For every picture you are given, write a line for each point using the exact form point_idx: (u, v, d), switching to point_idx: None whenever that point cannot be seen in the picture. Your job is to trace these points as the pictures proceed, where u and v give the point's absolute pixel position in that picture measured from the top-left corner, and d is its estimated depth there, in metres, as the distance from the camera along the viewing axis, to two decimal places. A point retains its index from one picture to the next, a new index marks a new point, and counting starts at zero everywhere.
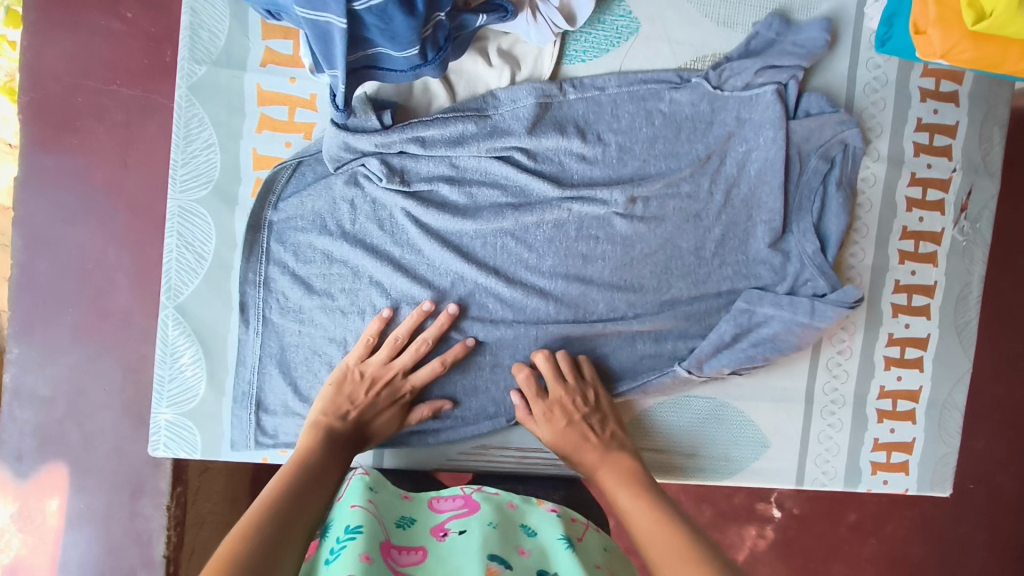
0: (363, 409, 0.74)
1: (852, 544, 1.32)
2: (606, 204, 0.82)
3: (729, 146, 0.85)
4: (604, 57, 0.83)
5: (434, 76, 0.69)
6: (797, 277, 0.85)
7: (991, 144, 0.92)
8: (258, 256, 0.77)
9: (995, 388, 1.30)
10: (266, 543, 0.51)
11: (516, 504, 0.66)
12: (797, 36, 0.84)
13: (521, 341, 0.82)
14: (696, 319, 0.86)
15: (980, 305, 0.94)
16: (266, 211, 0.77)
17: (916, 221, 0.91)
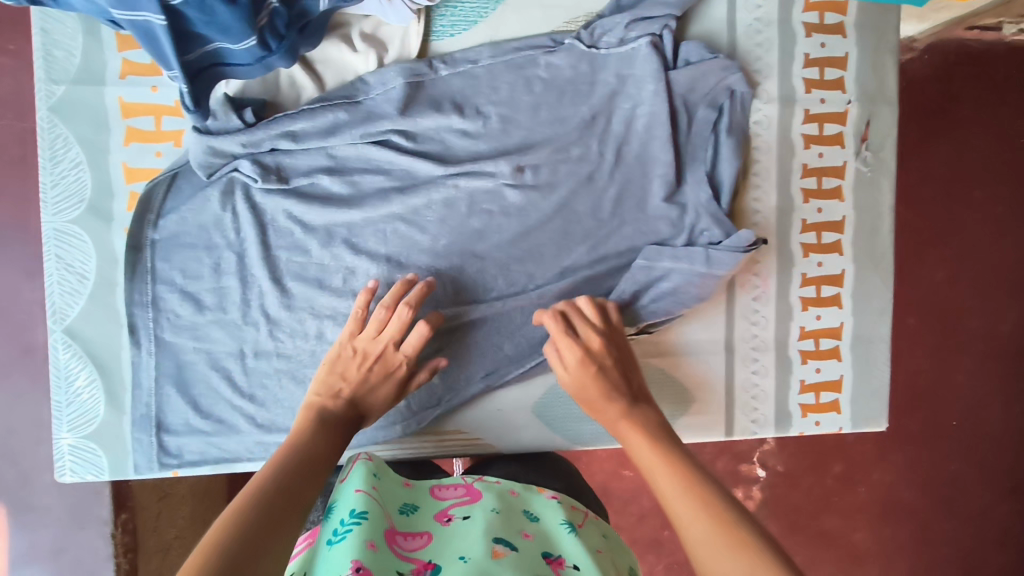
0: (357, 384, 0.72)
1: (841, 494, 1.36)
2: (494, 177, 0.81)
3: (614, 105, 0.83)
4: (473, 30, 0.81)
5: (285, 65, 0.68)
6: (694, 228, 0.85)
7: (885, 73, 0.91)
8: (143, 276, 0.76)
9: (963, 327, 1.37)
10: (263, 515, 0.50)
11: (518, 491, 0.67)
12: None
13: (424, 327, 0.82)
14: (595, 284, 0.84)
15: (894, 235, 0.93)
16: (147, 230, 0.76)
17: (817, 158, 0.90)
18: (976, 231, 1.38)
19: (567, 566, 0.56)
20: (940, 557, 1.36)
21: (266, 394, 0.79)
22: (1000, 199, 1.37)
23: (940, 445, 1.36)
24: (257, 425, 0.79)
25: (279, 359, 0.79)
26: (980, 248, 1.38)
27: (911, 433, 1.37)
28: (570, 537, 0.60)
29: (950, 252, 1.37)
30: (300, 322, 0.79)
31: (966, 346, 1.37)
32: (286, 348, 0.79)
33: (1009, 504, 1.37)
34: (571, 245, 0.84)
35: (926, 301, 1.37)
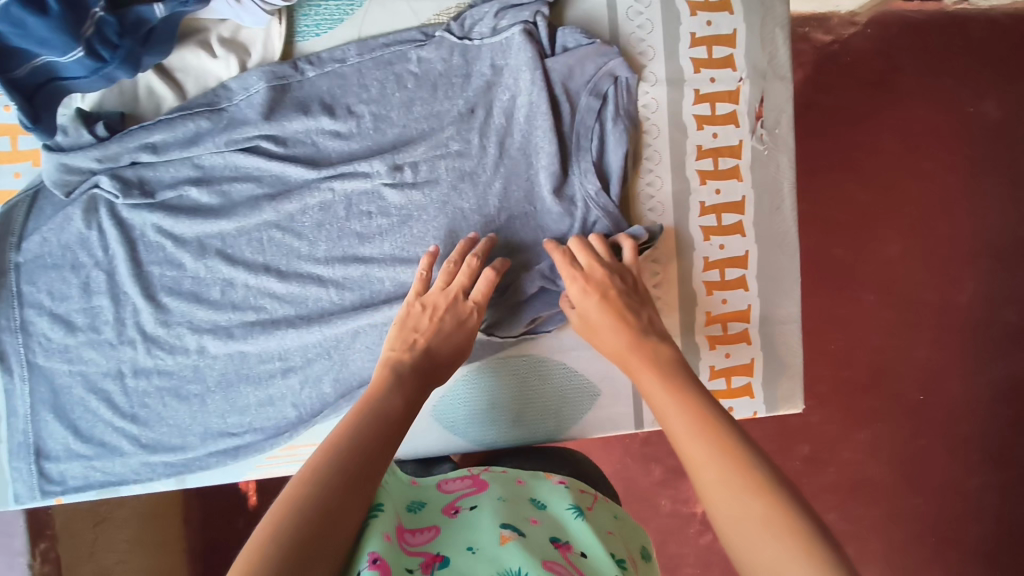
0: (431, 334, 0.74)
1: (809, 476, 1.32)
2: (370, 177, 0.80)
3: (492, 96, 0.82)
4: (340, 28, 0.80)
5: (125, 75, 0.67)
6: (584, 219, 0.83)
7: (776, 48, 0.89)
8: (10, 301, 0.77)
9: (924, 297, 1.35)
10: (330, 509, 0.51)
11: (525, 481, 0.73)
12: None
13: (310, 336, 0.80)
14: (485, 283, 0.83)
15: (796, 213, 0.91)
16: (10, 254, 0.76)
17: (711, 138, 0.88)
18: (926, 202, 1.35)
19: (576, 552, 0.60)
20: (919, 534, 1.32)
21: (149, 413, 0.80)
22: (952, 169, 1.35)
23: (910, 420, 1.33)
24: (140, 445, 0.80)
25: (160, 376, 0.80)
26: (932, 219, 1.36)
27: (881, 409, 1.33)
28: (581, 523, 0.65)
29: (904, 226, 1.35)
30: (179, 336, 0.79)
31: (928, 319, 1.34)
32: (166, 365, 0.80)
33: (988, 476, 1.32)
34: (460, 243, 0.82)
35: (882, 278, 1.35)
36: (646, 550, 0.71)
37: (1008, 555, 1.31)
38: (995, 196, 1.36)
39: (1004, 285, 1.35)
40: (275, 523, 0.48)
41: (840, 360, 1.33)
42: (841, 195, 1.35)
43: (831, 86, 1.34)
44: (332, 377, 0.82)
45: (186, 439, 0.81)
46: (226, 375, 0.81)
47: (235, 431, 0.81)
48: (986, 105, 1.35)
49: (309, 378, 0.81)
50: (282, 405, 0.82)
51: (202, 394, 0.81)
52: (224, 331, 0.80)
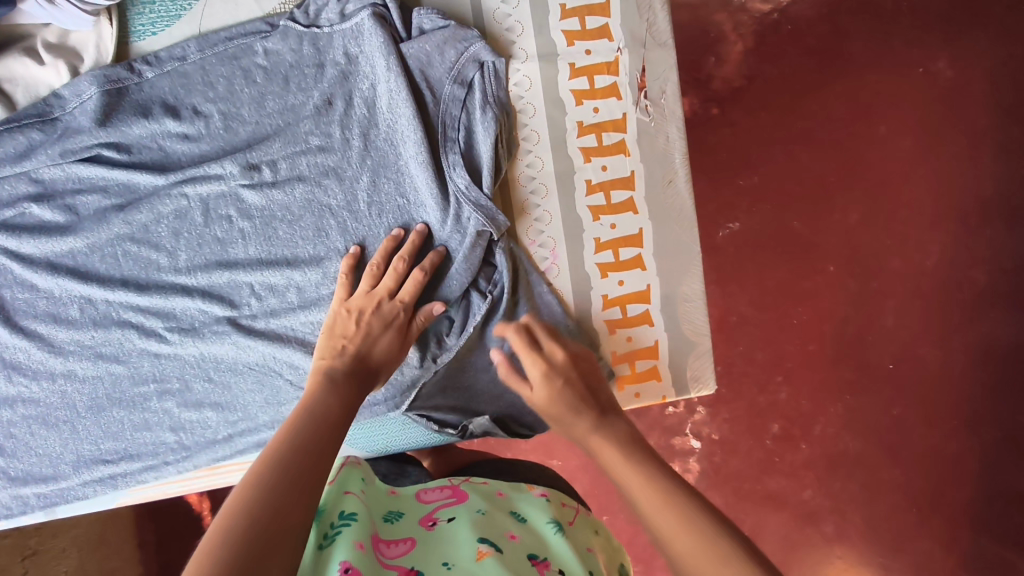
0: (361, 338, 0.70)
1: (783, 454, 1.29)
2: (223, 179, 0.75)
3: (350, 85, 0.77)
4: (178, 24, 0.76)
5: None
6: (456, 215, 0.78)
7: (654, 13, 0.84)
8: None
9: (891, 263, 1.29)
10: (276, 505, 0.47)
11: (505, 492, 0.66)
12: None
13: (183, 353, 0.76)
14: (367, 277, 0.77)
15: (692, 185, 0.86)
16: None
17: (592, 113, 0.84)
18: (883, 167, 1.29)
19: (554, 570, 0.54)
20: (899, 505, 1.27)
21: (16, 444, 0.77)
22: (909, 129, 1.28)
23: (879, 390, 1.28)
24: (9, 478, 0.78)
25: (26, 405, 0.77)
26: (892, 184, 1.28)
27: (849, 380, 1.28)
28: (563, 539, 0.58)
29: (863, 193, 1.29)
30: (40, 361, 0.76)
31: (894, 286, 1.28)
32: (30, 393, 0.76)
33: (971, 440, 1.26)
34: (331, 241, 0.77)
35: (841, 247, 1.29)
36: (624, 567, 0.66)
37: (997, 520, 1.25)
38: (957, 154, 1.28)
39: (974, 246, 1.27)
40: (222, 531, 0.44)
41: (799, 335, 1.29)
42: (793, 165, 1.30)
43: (774, 54, 1.29)
44: (213, 400, 0.77)
45: (57, 468, 0.78)
46: (96, 400, 0.77)
47: (111, 457, 0.78)
48: (939, 64, 1.27)
49: (182, 400, 0.77)
50: (159, 430, 0.77)
51: (71, 420, 0.77)
52: (92, 351, 0.76)
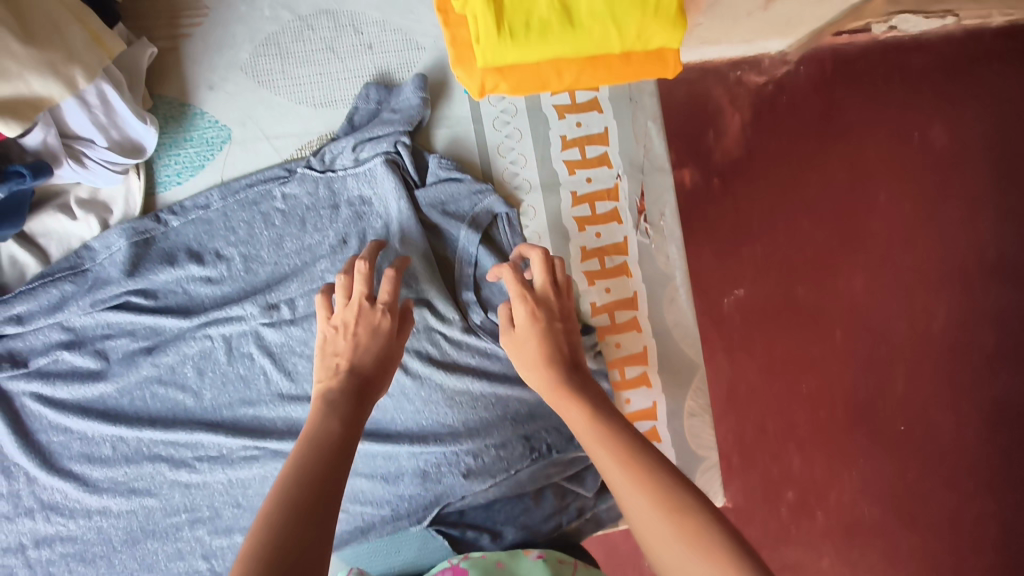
0: (352, 353, 0.67)
1: None
2: (243, 320, 0.78)
3: (365, 224, 0.81)
4: (201, 174, 0.80)
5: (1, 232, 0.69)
6: (481, 350, 0.84)
7: (650, 141, 0.90)
8: None
9: None
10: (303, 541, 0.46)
11: (504, 561, 0.69)
12: (396, 101, 0.81)
13: (215, 486, 0.78)
14: (400, 403, 0.83)
15: (692, 303, 0.90)
16: None
17: (594, 238, 0.88)
18: None
19: None
20: None
21: None
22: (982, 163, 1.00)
23: None
24: None
25: (64, 543, 0.77)
26: None
27: None
28: None
29: None
30: (78, 499, 0.77)
31: None
32: (68, 531, 0.77)
33: None
34: None
35: None
36: None
37: None
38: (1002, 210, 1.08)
39: None
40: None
41: None
42: None
43: None
44: (241, 525, 0.78)
45: None
46: (131, 532, 0.77)
47: None
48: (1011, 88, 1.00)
49: (215, 528, 0.78)
50: (192, 559, 0.77)
51: (108, 554, 0.77)
52: (125, 487, 0.77)
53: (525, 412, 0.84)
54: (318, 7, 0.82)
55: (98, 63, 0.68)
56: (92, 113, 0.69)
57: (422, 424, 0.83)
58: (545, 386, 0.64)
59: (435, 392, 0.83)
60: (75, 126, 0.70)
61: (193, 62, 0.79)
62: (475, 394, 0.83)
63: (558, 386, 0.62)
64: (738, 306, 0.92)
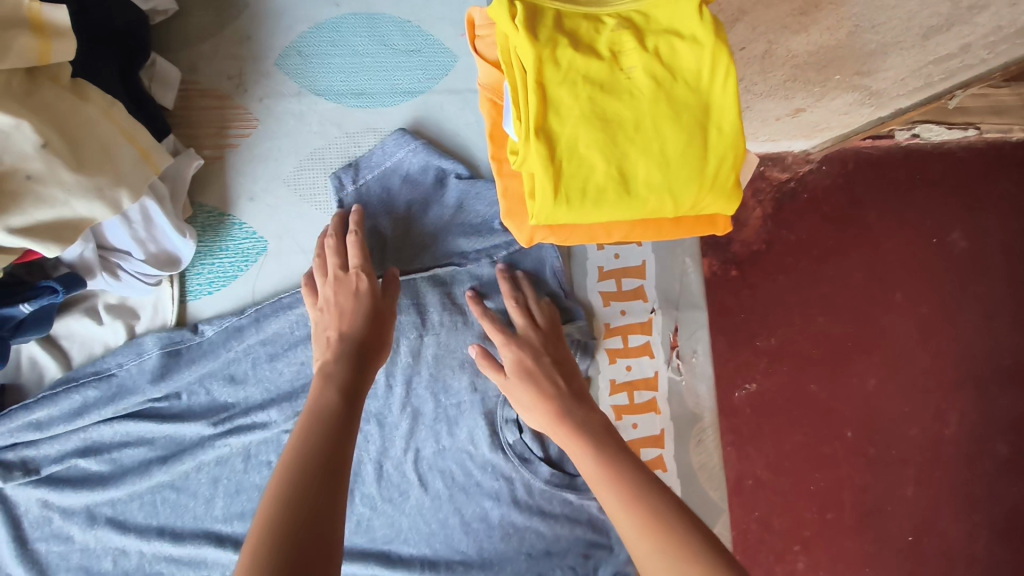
0: (339, 321, 0.70)
1: None
2: (267, 426, 0.75)
3: (399, 333, 0.79)
4: (233, 284, 0.78)
5: (26, 337, 0.68)
6: (509, 478, 0.81)
7: (688, 277, 0.89)
8: None
9: None
10: (311, 526, 0.50)
11: None
12: (400, 168, 0.82)
13: None
14: (419, 523, 0.79)
15: (719, 446, 0.88)
16: None
17: (624, 371, 0.86)
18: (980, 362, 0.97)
19: None
20: None
21: None
22: None
23: None
24: None
25: None
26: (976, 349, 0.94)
27: None
28: None
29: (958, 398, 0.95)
30: None
31: None
32: None
33: None
34: (365, 490, 0.79)
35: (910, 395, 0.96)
36: None
37: None
38: None
39: None
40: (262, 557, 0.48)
41: None
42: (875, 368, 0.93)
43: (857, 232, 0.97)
44: None
45: None
46: None
47: None
48: None
49: None
50: None
51: None
52: None
53: (541, 548, 0.80)
54: (367, 125, 0.82)
55: (143, 180, 0.67)
56: (132, 229, 0.69)
57: (435, 549, 0.79)
58: (542, 423, 0.73)
59: (452, 515, 0.79)
60: (113, 240, 0.69)
61: (238, 172, 0.79)
62: (491, 522, 0.80)
63: (555, 421, 0.71)
64: (751, 399, 0.90)
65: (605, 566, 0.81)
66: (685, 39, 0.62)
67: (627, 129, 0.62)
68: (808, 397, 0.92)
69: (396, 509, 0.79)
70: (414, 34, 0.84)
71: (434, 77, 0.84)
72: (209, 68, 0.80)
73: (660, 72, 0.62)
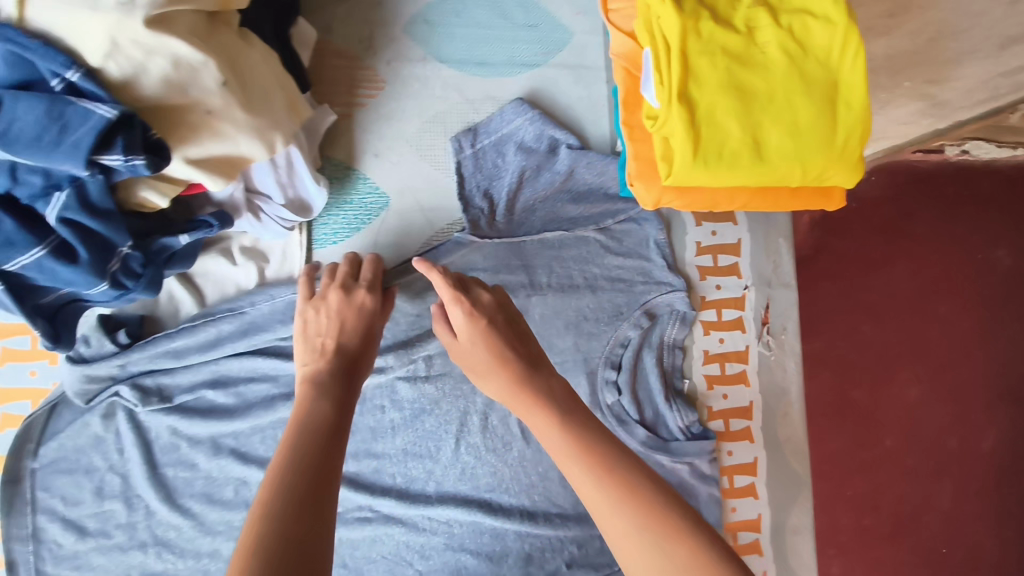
0: (337, 332, 0.68)
1: None
2: (384, 371, 0.80)
3: (509, 292, 0.83)
4: (356, 235, 0.82)
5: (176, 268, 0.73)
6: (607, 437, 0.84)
7: (780, 256, 0.92)
8: (21, 508, 0.73)
9: None
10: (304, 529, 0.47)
11: None
12: (517, 137, 0.86)
13: None
14: (519, 473, 0.82)
15: (804, 420, 0.91)
16: (25, 460, 0.74)
17: (717, 343, 0.89)
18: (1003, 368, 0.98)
19: None
20: None
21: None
22: None
23: None
24: None
25: None
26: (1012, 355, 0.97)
27: None
28: None
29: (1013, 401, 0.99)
30: (190, 539, 0.75)
31: None
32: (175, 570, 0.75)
33: None
34: (470, 439, 0.82)
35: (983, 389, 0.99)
36: None
37: None
38: None
39: None
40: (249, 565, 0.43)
41: None
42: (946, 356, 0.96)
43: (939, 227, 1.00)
44: None
45: None
46: None
47: None
48: None
49: None
50: None
51: None
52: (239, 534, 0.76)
53: None
54: (486, 94, 0.87)
55: (290, 128, 0.72)
56: (276, 173, 0.73)
57: (533, 501, 0.82)
58: (500, 390, 0.64)
59: (551, 468, 0.83)
60: (258, 183, 0.73)
61: (365, 131, 0.84)
62: None
63: (515, 391, 0.63)
64: (835, 371, 0.93)
65: None
66: (818, 18, 0.66)
67: (761, 100, 0.66)
68: (897, 381, 0.94)
69: (499, 459, 0.82)
70: (533, 10, 0.88)
71: (549, 51, 0.89)
72: (343, 31, 0.84)
73: (793, 48, 0.66)
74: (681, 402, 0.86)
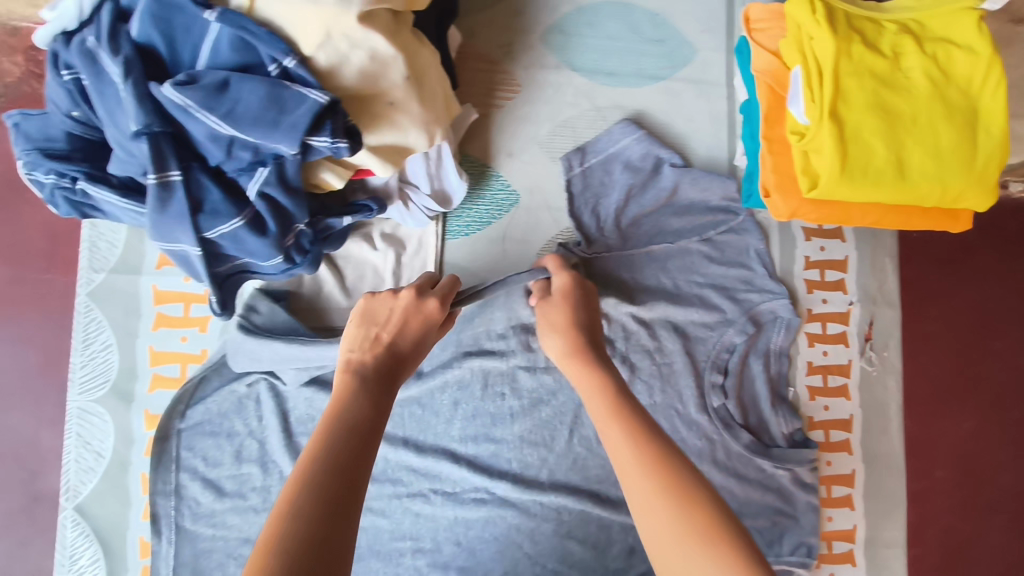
0: (395, 327, 0.60)
1: None
2: (505, 357, 0.85)
3: (628, 293, 0.87)
4: (487, 229, 0.87)
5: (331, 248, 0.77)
6: (713, 438, 0.87)
7: (885, 275, 0.95)
8: (167, 464, 0.78)
9: None
10: (325, 536, 0.42)
11: None
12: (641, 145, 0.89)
13: (442, 521, 0.83)
14: None
15: (902, 436, 0.93)
16: (175, 420, 0.79)
17: (821, 355, 0.92)
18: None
19: None
20: None
21: None
22: None
23: None
24: None
25: None
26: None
27: None
28: None
29: None
30: None
31: None
32: None
33: None
34: (584, 430, 0.85)
35: None
36: None
37: None
38: None
39: None
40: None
41: None
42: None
43: None
44: (457, 564, 0.82)
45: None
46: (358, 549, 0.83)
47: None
48: None
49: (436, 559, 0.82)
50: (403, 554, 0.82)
51: None
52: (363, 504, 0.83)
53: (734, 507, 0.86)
54: (613, 102, 0.91)
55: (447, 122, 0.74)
56: (427, 164, 0.79)
57: None
58: (563, 348, 0.65)
59: None
60: (410, 173, 0.79)
61: (500, 132, 0.88)
62: None
63: (579, 350, 0.64)
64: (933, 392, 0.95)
65: (791, 535, 0.87)
66: (963, 49, 0.70)
67: (907, 121, 0.69)
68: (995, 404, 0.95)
69: None
70: (662, 26, 0.92)
71: (674, 66, 0.92)
72: (484, 37, 0.89)
73: (938, 74, 0.69)
74: (786, 408, 0.89)
